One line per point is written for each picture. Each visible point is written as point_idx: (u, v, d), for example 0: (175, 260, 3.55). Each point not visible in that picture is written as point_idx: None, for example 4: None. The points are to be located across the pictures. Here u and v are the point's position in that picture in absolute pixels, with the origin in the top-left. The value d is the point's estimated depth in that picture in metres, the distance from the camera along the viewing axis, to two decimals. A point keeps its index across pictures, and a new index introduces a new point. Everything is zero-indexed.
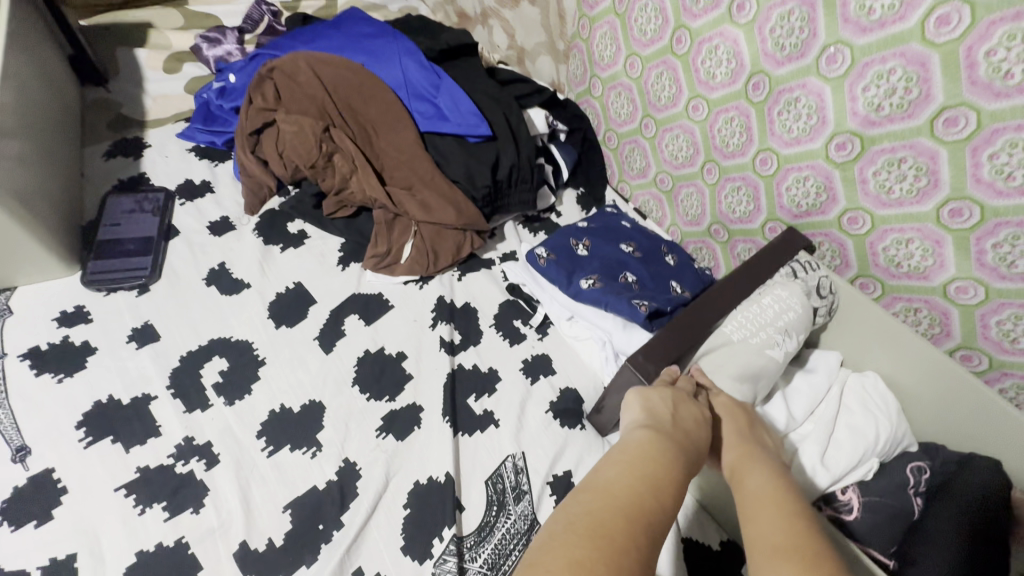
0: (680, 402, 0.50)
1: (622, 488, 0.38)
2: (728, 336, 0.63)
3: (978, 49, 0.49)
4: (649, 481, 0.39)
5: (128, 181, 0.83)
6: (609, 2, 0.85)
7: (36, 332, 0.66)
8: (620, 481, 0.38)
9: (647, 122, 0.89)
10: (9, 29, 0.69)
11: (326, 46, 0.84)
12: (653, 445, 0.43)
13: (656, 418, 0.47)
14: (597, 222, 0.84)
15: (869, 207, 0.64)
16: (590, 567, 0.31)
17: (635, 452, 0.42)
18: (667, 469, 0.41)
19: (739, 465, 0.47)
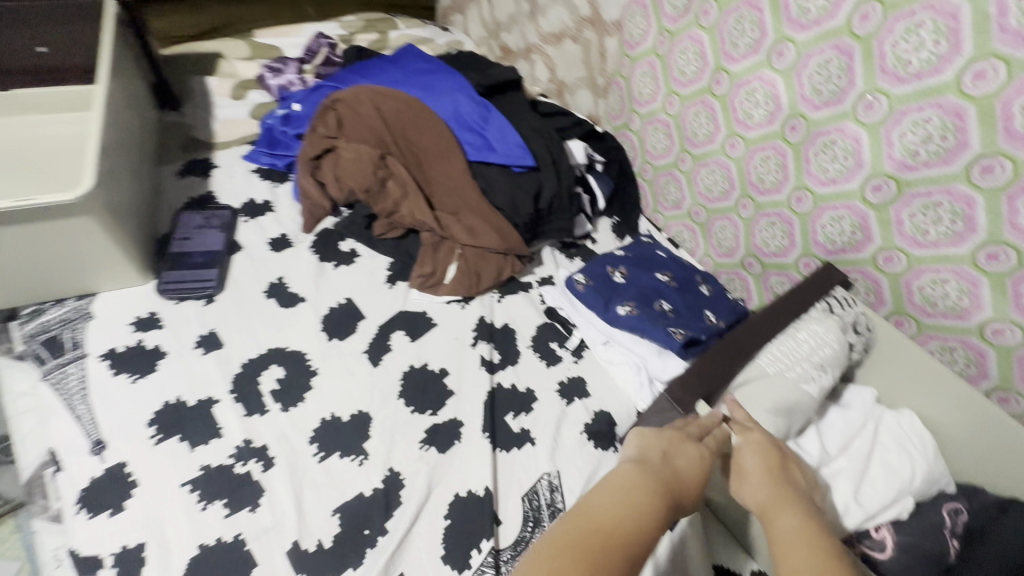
0: (676, 441, 0.50)
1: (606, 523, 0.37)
2: (764, 369, 0.66)
3: (1013, 103, 0.52)
4: (635, 513, 0.39)
5: (198, 198, 0.90)
6: (651, 44, 0.89)
7: (115, 335, 0.72)
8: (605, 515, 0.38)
9: (683, 157, 0.92)
10: (112, 62, 0.77)
11: (385, 80, 0.92)
12: (644, 482, 0.42)
13: (647, 457, 0.47)
14: (633, 251, 0.87)
15: (904, 247, 0.66)
16: None
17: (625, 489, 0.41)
18: (650, 503, 0.40)
19: (771, 504, 0.47)
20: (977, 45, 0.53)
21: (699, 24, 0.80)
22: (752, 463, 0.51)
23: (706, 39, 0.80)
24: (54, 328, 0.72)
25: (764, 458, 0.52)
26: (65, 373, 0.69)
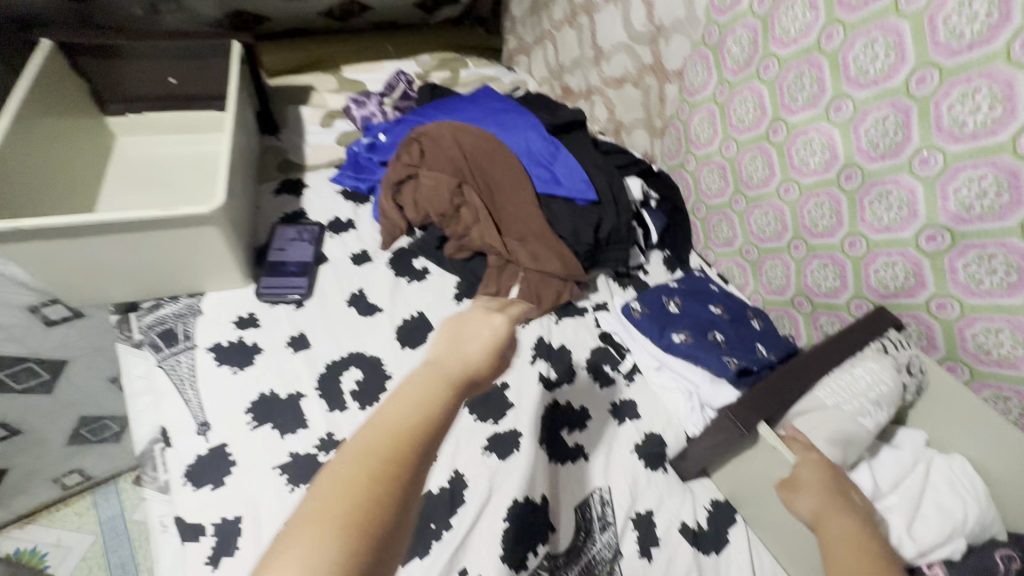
0: (473, 319, 0.45)
1: (383, 443, 0.33)
2: (823, 401, 0.69)
3: None
4: (422, 411, 0.35)
5: (291, 214, 1.00)
6: (711, 92, 0.96)
7: (220, 330, 0.82)
8: (384, 433, 0.33)
9: (737, 198, 0.97)
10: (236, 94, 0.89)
11: (465, 117, 1.02)
12: (435, 382, 0.37)
13: (445, 348, 0.42)
14: (686, 284, 0.92)
15: (957, 294, 0.69)
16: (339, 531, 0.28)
17: (413, 390, 0.36)
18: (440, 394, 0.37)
19: (824, 515, 0.54)
20: None
21: (759, 77, 0.86)
22: (808, 476, 0.58)
23: (766, 91, 0.86)
24: (170, 321, 0.82)
25: (819, 475, 0.58)
26: (177, 361, 0.78)
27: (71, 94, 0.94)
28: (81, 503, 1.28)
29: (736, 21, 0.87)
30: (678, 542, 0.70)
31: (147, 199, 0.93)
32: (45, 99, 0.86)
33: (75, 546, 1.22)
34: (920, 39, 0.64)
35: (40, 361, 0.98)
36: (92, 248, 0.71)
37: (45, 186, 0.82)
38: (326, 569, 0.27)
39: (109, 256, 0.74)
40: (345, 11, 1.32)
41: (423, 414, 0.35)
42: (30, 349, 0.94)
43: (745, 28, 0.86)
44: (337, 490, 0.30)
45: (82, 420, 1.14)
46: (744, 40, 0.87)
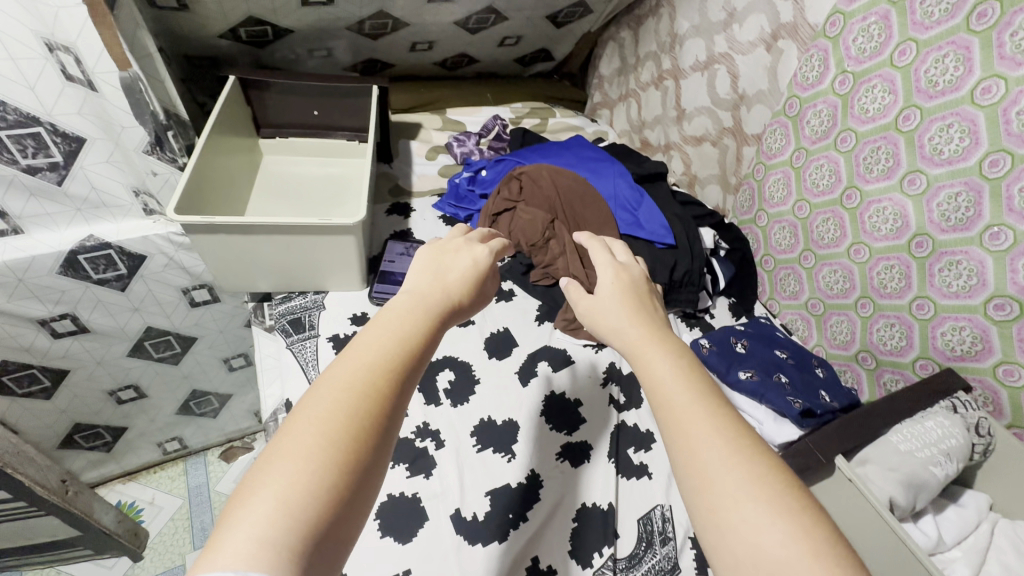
0: (439, 264, 0.59)
1: (365, 377, 0.45)
2: (895, 445, 0.72)
3: None
4: (395, 346, 0.48)
5: (399, 232, 1.15)
6: (788, 156, 1.05)
7: (338, 325, 0.96)
8: (362, 370, 0.45)
9: (807, 255, 1.04)
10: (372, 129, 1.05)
11: (560, 162, 1.15)
12: (409, 324, 0.51)
13: (419, 292, 0.55)
14: (754, 328, 0.97)
15: None
16: (331, 442, 0.41)
17: (392, 332, 0.49)
18: (411, 332, 0.50)
19: (644, 348, 0.53)
20: None
21: (836, 147, 0.95)
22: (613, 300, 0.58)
23: (842, 160, 0.94)
24: (298, 312, 0.97)
25: (648, 317, 0.56)
26: (303, 346, 0.92)
27: (240, 121, 1.14)
28: (174, 468, 1.43)
29: (817, 97, 0.96)
30: None
31: (286, 209, 1.15)
32: (223, 124, 1.05)
33: (165, 506, 1.36)
34: (994, 128, 0.71)
35: (177, 336, 1.15)
36: (256, 246, 0.87)
37: (217, 193, 1.02)
38: (321, 473, 0.40)
39: (266, 254, 0.89)
40: (455, 62, 1.51)
41: (397, 353, 0.48)
42: (173, 325, 1.12)
43: (826, 104, 0.95)
44: (322, 417, 0.42)
45: (192, 393, 1.30)
46: (824, 113, 0.96)
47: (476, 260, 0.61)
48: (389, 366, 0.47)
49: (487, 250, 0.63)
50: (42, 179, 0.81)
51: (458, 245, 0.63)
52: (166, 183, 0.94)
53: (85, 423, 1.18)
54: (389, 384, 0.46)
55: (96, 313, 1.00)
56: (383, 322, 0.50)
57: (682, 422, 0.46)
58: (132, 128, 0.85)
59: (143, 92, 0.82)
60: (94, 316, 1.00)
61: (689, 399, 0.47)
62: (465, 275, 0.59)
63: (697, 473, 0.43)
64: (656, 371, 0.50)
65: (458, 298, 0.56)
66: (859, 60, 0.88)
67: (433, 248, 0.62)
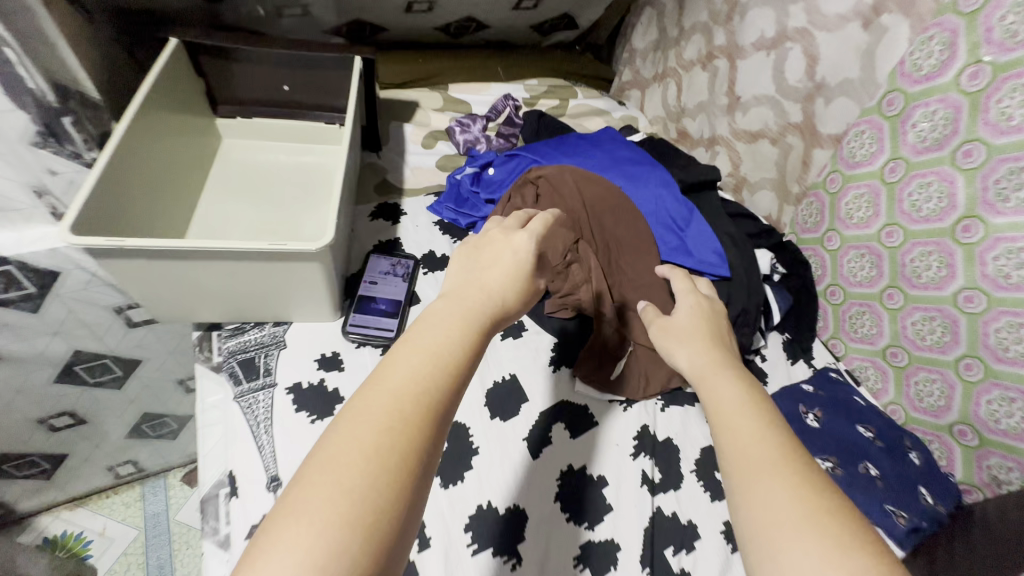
0: (478, 260, 0.51)
1: (398, 404, 0.38)
2: None
3: None
4: (432, 366, 0.40)
5: (385, 243, 0.93)
6: (879, 167, 0.83)
7: (301, 370, 0.75)
8: (393, 397, 0.38)
9: (892, 292, 0.83)
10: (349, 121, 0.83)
11: (589, 162, 0.91)
12: (450, 336, 0.43)
13: (459, 299, 0.46)
14: (825, 389, 0.77)
15: None
16: (356, 491, 0.33)
17: (428, 348, 0.41)
18: (453, 348, 0.42)
19: (707, 373, 0.53)
20: None
21: (953, 162, 0.72)
22: (687, 324, 0.63)
23: (961, 181, 0.71)
24: (252, 350, 0.76)
25: (708, 342, 0.59)
26: (255, 399, 0.72)
27: (186, 94, 0.90)
28: (130, 493, 1.26)
29: (931, 94, 0.73)
30: None
31: (245, 208, 0.93)
32: (159, 97, 0.82)
33: (118, 539, 1.20)
34: None
35: (116, 359, 0.95)
36: (190, 273, 0.66)
37: (154, 191, 0.80)
38: (342, 534, 0.32)
39: (203, 281, 0.68)
40: (461, 28, 1.26)
41: (437, 374, 0.40)
42: (108, 347, 0.92)
43: (944, 103, 0.72)
44: (347, 460, 0.35)
45: (144, 416, 1.12)
46: (939, 116, 0.73)
47: (519, 252, 0.51)
48: (425, 392, 0.39)
49: (528, 235, 0.53)
50: None
51: (495, 235, 0.53)
52: (69, 184, 0.72)
53: (13, 455, 0.99)
54: (423, 412, 0.38)
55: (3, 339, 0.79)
56: (423, 336, 0.42)
57: (744, 450, 0.42)
58: (9, 113, 0.62)
59: (18, 66, 0.60)
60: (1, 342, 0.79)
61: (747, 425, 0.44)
62: (507, 272, 0.50)
63: (754, 504, 0.39)
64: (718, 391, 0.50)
65: (503, 301, 0.48)
66: (1004, 47, 0.64)
67: (471, 245, 0.53)
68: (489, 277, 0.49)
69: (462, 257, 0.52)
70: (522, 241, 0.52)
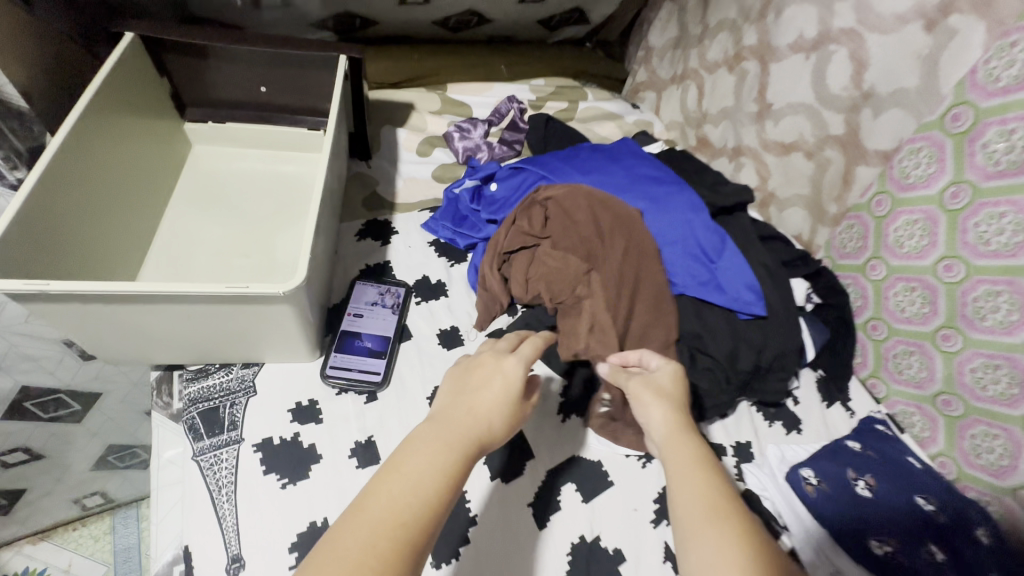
0: (465, 372, 0.47)
1: (367, 548, 0.32)
2: None
3: None
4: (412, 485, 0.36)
5: (374, 268, 0.83)
6: (937, 191, 0.72)
7: (272, 421, 0.65)
8: (373, 526, 0.33)
9: (948, 333, 0.73)
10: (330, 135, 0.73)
11: (605, 179, 0.80)
12: (439, 452, 0.39)
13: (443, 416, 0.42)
14: (873, 449, 0.68)
15: None
16: None
17: (409, 470, 0.37)
18: (441, 467, 0.38)
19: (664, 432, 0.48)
20: None
21: None
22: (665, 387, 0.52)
23: None
24: (216, 399, 0.66)
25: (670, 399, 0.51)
26: (217, 459, 0.62)
27: (147, 98, 0.79)
28: (98, 525, 1.16)
29: (1009, 110, 0.63)
30: None
31: (214, 225, 0.82)
32: (111, 103, 0.71)
33: None
34: None
35: (71, 392, 0.85)
36: (139, 317, 0.56)
37: (110, 210, 0.70)
38: None
39: (154, 324, 0.58)
40: (461, 22, 1.15)
41: (421, 499, 0.35)
42: (63, 380, 0.82)
43: None
44: None
45: (109, 447, 1.02)
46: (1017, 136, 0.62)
47: (508, 377, 0.45)
48: (409, 520, 0.34)
49: (518, 359, 0.47)
50: None
51: (486, 356, 0.48)
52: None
53: None
54: (406, 540, 0.33)
55: None
56: (402, 460, 0.37)
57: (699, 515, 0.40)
58: None
59: None
60: None
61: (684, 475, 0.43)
62: (499, 395, 0.44)
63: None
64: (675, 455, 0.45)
65: (489, 429, 0.42)
66: None
67: (460, 367, 0.48)
68: (480, 396, 0.44)
69: (452, 378, 0.47)
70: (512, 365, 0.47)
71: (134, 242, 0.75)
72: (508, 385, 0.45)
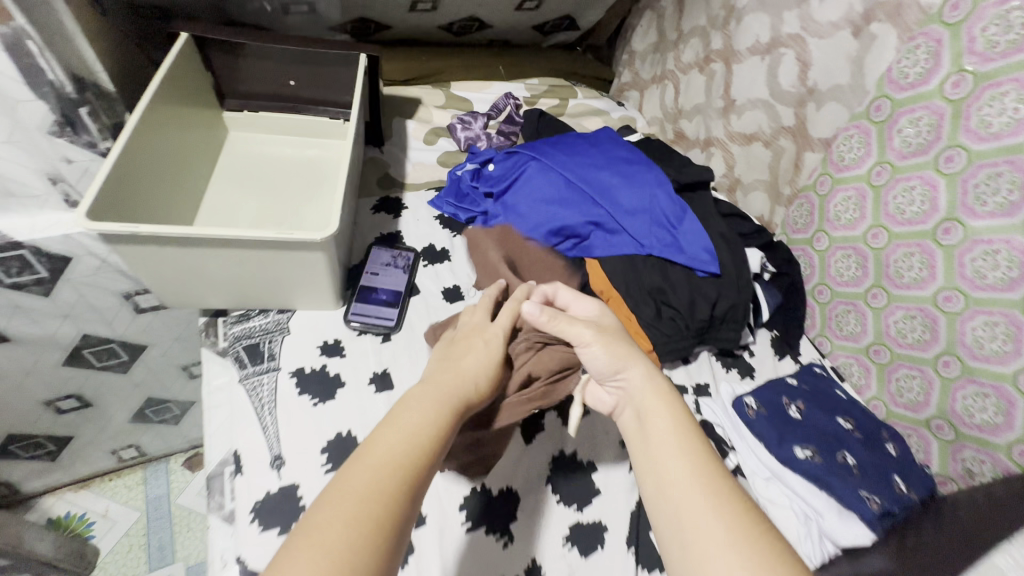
0: (449, 353, 0.58)
1: (381, 475, 0.42)
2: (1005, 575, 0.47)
3: None
4: (414, 436, 0.46)
5: (388, 236, 0.96)
6: (866, 170, 0.85)
7: (304, 355, 0.78)
8: (385, 463, 0.43)
9: (876, 292, 0.86)
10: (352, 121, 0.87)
11: (586, 160, 0.93)
12: (432, 411, 0.49)
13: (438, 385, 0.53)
14: (808, 383, 0.81)
15: None
16: (359, 530, 0.38)
17: (409, 425, 0.47)
18: (432, 421, 0.48)
19: (644, 408, 0.55)
20: None
21: (936, 167, 0.75)
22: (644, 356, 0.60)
23: (943, 185, 0.74)
24: (257, 336, 0.79)
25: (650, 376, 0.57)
26: (260, 382, 0.75)
27: (197, 90, 0.93)
28: (132, 476, 1.29)
29: (917, 101, 0.76)
30: None
31: (251, 197, 0.95)
32: (170, 94, 0.85)
33: (120, 521, 1.22)
34: None
35: (123, 343, 0.98)
36: (201, 261, 0.69)
37: (165, 182, 0.84)
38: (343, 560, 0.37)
39: (210, 268, 0.71)
40: (464, 27, 1.29)
41: (421, 444, 0.46)
42: (117, 332, 0.95)
43: (928, 110, 0.75)
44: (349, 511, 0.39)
45: (148, 401, 1.14)
46: (924, 122, 0.76)
47: (489, 353, 0.59)
48: (411, 463, 0.44)
49: (500, 340, 0.62)
50: None
51: (468, 336, 0.61)
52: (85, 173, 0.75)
53: (20, 435, 1.02)
54: (411, 475, 0.44)
55: (16, 320, 0.82)
56: (399, 416, 0.48)
57: (674, 488, 0.48)
58: (30, 102, 0.65)
59: (36, 57, 0.63)
60: (13, 324, 0.82)
61: (668, 441, 0.51)
62: (479, 368, 0.57)
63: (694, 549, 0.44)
64: (656, 429, 0.52)
65: (474, 388, 0.55)
66: (985, 57, 0.67)
67: (446, 343, 0.61)
68: (463, 368, 0.56)
69: (439, 354, 0.59)
70: (492, 336, 0.62)
71: (185, 206, 0.89)
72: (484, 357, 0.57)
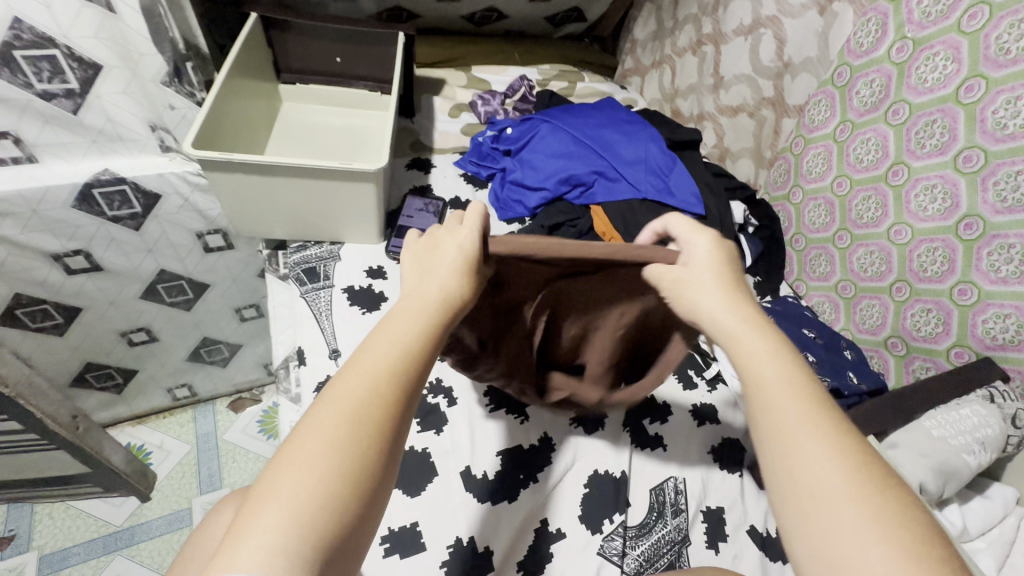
0: (430, 257, 0.54)
1: (366, 392, 0.44)
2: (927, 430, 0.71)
3: (984, 250, 0.78)
4: (395, 350, 0.46)
5: (420, 188, 1.11)
6: (831, 129, 0.99)
7: (354, 276, 0.93)
8: (367, 379, 0.44)
9: (842, 234, 1.00)
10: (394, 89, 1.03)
11: (592, 121, 1.10)
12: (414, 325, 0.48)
13: (418, 297, 0.51)
14: (781, 306, 0.95)
15: (975, 347, 0.81)
16: (345, 445, 0.41)
17: (392, 339, 0.47)
18: (413, 332, 0.48)
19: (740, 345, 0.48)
20: (968, 207, 0.79)
21: (886, 120, 0.89)
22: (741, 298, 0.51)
23: (892, 135, 0.88)
24: (314, 261, 0.94)
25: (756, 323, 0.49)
26: (317, 296, 0.90)
27: (262, 62, 1.11)
28: (183, 415, 1.44)
29: (871, 66, 0.90)
30: (746, 542, 0.75)
31: (304, 153, 1.12)
32: (243, 63, 1.01)
33: (173, 452, 1.37)
34: (971, 126, 0.77)
35: (190, 281, 1.13)
36: (275, 190, 0.84)
37: (234, 138, 0.99)
38: (330, 474, 0.40)
39: (280, 198, 0.86)
40: (484, 17, 1.45)
41: (404, 357, 0.46)
42: (186, 269, 1.10)
43: (880, 73, 0.89)
44: (330, 427, 0.42)
45: (203, 340, 1.29)
46: (876, 83, 0.90)
47: (462, 251, 0.53)
48: (392, 376, 0.45)
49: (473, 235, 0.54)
50: (58, 106, 0.79)
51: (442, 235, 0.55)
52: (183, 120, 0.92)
53: (96, 363, 1.17)
54: (394, 390, 0.44)
55: (110, 251, 0.98)
56: (384, 329, 0.48)
57: (787, 445, 0.42)
58: (150, 56, 0.83)
59: (161, 18, 0.82)
60: (107, 255, 0.98)
61: (785, 403, 0.44)
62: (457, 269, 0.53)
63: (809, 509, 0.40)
64: (764, 374, 0.45)
65: (459, 294, 0.52)
66: (921, 25, 0.82)
67: (424, 246, 0.56)
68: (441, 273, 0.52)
69: (417, 255, 0.55)
70: (466, 230, 0.54)
71: (252, 149, 1.07)
72: (462, 261, 0.53)
